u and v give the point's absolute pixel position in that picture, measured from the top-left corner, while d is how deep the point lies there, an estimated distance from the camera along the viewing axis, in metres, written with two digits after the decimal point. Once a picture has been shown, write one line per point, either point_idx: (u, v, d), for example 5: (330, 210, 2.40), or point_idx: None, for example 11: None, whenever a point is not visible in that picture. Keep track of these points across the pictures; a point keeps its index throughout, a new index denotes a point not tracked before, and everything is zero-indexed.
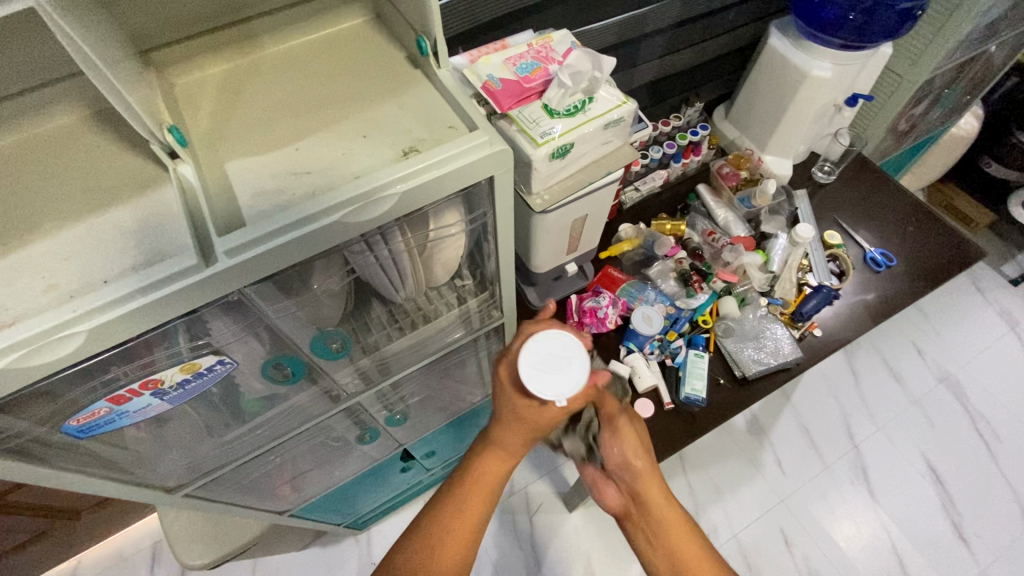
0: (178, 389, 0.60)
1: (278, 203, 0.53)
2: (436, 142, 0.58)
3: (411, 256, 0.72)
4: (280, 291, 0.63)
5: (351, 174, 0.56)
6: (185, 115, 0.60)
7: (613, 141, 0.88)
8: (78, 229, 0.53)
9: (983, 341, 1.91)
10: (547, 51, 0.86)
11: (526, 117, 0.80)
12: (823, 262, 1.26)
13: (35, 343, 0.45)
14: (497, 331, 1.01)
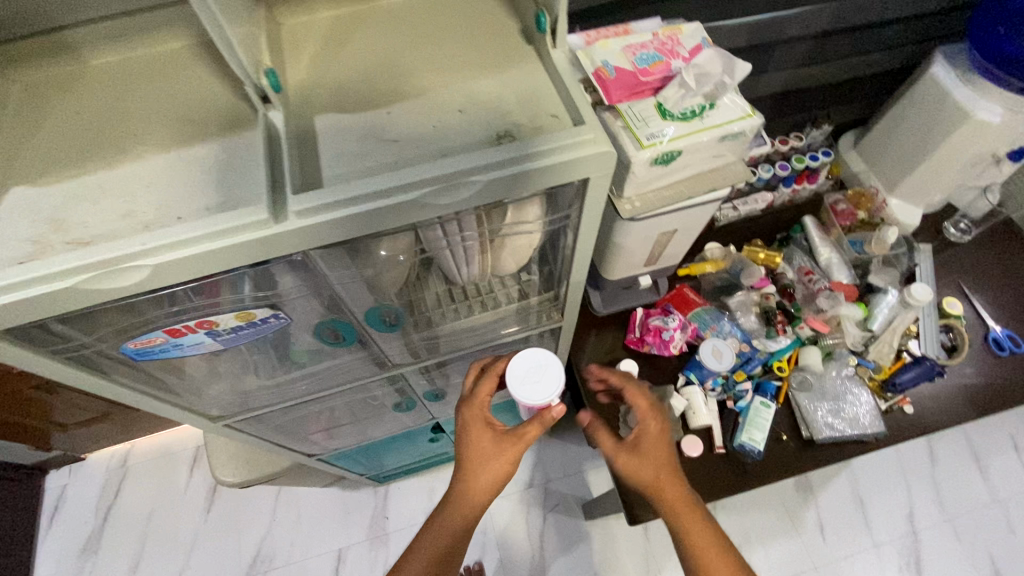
0: (232, 333, 0.60)
1: (359, 169, 0.50)
2: (535, 131, 0.52)
3: (482, 245, 0.68)
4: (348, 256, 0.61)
5: (438, 151, 0.52)
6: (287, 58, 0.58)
7: (725, 157, 0.78)
8: (165, 158, 0.52)
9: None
10: (673, 43, 0.77)
11: (635, 114, 0.73)
12: (934, 331, 1.10)
13: (106, 268, 0.46)
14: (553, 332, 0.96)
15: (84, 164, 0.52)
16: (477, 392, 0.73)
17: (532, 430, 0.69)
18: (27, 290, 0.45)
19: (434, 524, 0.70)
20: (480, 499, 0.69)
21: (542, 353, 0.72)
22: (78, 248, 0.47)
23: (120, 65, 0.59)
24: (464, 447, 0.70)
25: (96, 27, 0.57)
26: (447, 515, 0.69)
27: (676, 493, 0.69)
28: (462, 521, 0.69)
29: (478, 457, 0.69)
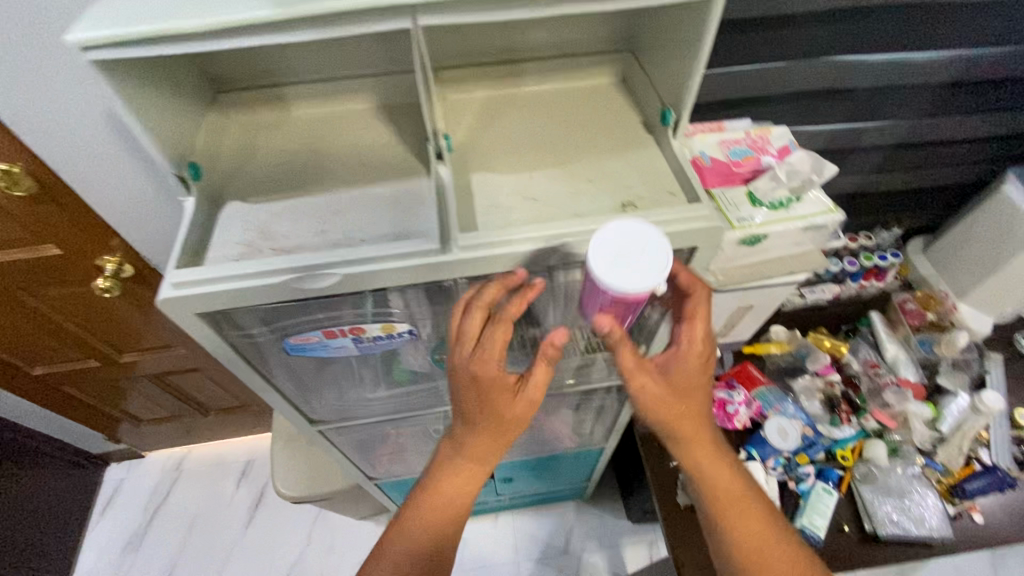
0: (371, 342, 0.68)
1: (506, 219, 0.61)
2: (655, 204, 0.62)
3: (579, 297, 0.76)
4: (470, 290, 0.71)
5: (571, 211, 0.62)
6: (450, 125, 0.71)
7: (806, 245, 0.86)
8: (350, 193, 0.65)
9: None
10: (763, 142, 0.88)
11: (728, 199, 0.82)
12: (1005, 442, 1.09)
13: (304, 272, 0.56)
14: (623, 389, 1.01)
15: (286, 189, 0.65)
16: (484, 347, 0.57)
17: (539, 374, 0.59)
18: (237, 282, 0.55)
19: (444, 467, 0.67)
20: (493, 452, 0.65)
21: (627, 224, 0.53)
22: (282, 254, 0.59)
23: (315, 116, 0.74)
24: (474, 405, 0.61)
25: (307, 87, 0.72)
26: (460, 466, 0.66)
27: (701, 441, 0.64)
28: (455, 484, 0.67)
29: (487, 413, 0.61)
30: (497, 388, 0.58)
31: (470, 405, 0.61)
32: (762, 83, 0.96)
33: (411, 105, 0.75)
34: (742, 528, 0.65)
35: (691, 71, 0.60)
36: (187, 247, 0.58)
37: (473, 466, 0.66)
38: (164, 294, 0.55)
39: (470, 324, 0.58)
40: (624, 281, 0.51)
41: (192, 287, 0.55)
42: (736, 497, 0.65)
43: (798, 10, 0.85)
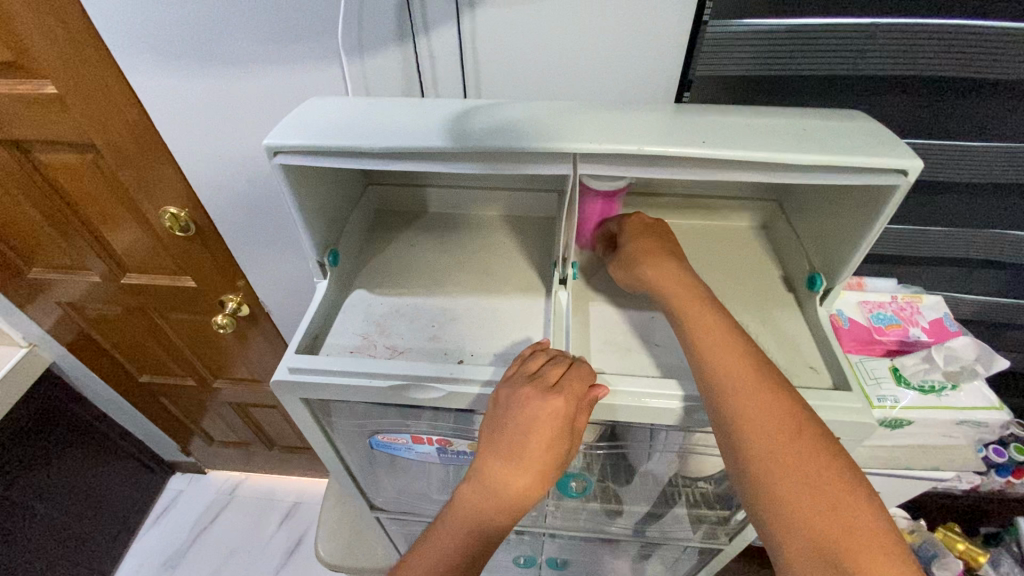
0: (455, 454, 0.66)
1: (624, 364, 0.58)
2: (793, 378, 0.56)
3: (675, 456, 0.71)
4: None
5: None
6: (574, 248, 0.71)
7: (956, 438, 0.74)
8: (469, 301, 0.65)
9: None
10: (913, 311, 0.77)
11: (866, 370, 0.73)
12: None
13: (413, 381, 0.55)
14: (708, 550, 0.90)
15: (410, 287, 0.67)
16: (541, 381, 0.52)
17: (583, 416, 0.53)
18: (347, 377, 0.56)
19: (465, 498, 0.55)
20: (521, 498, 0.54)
21: None
22: (395, 355, 0.59)
23: (448, 218, 0.77)
24: (517, 431, 0.52)
25: (446, 190, 0.76)
26: (483, 500, 0.54)
27: (786, 452, 0.47)
28: (479, 533, 0.54)
29: (537, 434, 0.51)
30: (548, 418, 0.51)
31: (524, 445, 0.52)
32: (910, 246, 0.88)
33: (539, 222, 0.77)
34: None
35: (855, 245, 0.55)
36: (310, 332, 0.60)
37: (494, 508, 0.54)
38: (280, 376, 0.56)
39: (534, 362, 0.54)
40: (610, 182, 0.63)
41: (306, 374, 0.56)
42: (800, 456, 0.46)
43: (966, 181, 0.78)
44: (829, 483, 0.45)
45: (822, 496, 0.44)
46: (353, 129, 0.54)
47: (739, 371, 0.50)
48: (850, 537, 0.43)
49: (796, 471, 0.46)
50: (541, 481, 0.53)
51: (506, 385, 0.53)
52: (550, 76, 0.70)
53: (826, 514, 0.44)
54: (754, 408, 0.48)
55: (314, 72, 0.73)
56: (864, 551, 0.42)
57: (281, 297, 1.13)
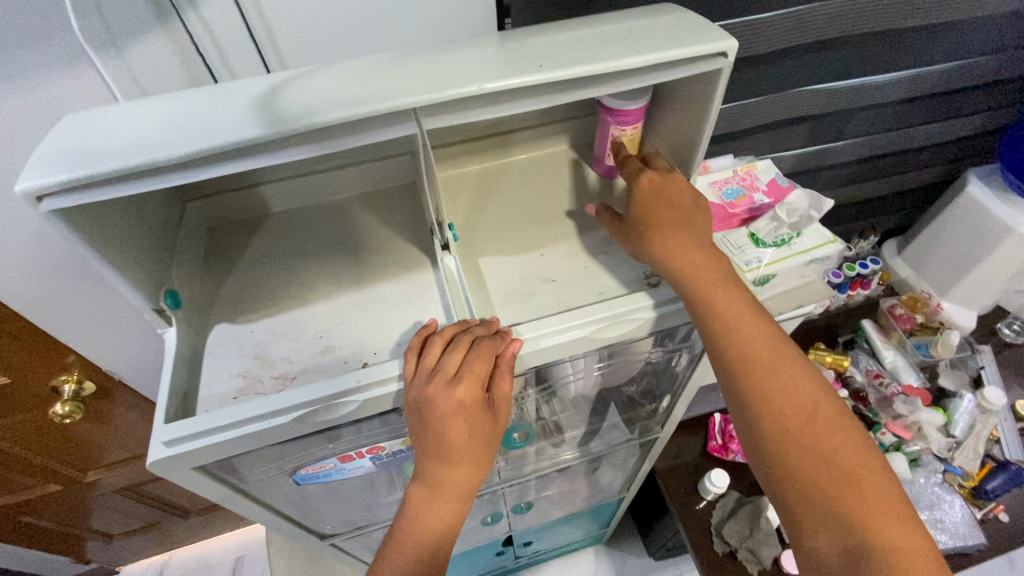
0: (391, 456, 0.62)
1: (530, 308, 0.57)
2: None
3: (598, 375, 0.74)
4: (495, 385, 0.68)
5: (595, 291, 0.59)
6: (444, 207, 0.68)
7: (810, 275, 0.86)
8: (350, 298, 0.59)
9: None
10: (751, 179, 0.86)
11: (730, 242, 0.81)
12: (1015, 437, 1.10)
13: (319, 405, 0.50)
14: (646, 443, 0.97)
15: (278, 301, 0.60)
16: (446, 371, 0.48)
17: (504, 385, 0.51)
18: (241, 427, 0.49)
19: (413, 501, 0.53)
20: (467, 480, 0.53)
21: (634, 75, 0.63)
22: (288, 382, 0.52)
23: (298, 212, 0.69)
24: (438, 430, 0.49)
25: (285, 182, 0.66)
26: (432, 498, 0.52)
27: (780, 388, 0.52)
28: (433, 527, 0.53)
29: (460, 434, 0.50)
30: (458, 411, 0.49)
31: (446, 440, 0.50)
32: (736, 121, 0.96)
33: (400, 189, 0.71)
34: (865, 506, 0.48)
35: (698, 132, 0.59)
36: (176, 392, 0.51)
37: (445, 501, 0.52)
38: (157, 454, 0.47)
39: (432, 354, 0.50)
40: (606, 102, 0.61)
41: (189, 441, 0.48)
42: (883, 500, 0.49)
43: (766, 50, 0.86)
44: (835, 432, 0.51)
45: (814, 429, 0.51)
46: (136, 141, 0.43)
47: (733, 308, 0.54)
48: (832, 461, 0.50)
49: (790, 396, 0.52)
50: (476, 460, 0.52)
51: (415, 388, 0.49)
52: (360, 26, 0.63)
53: (818, 438, 0.51)
54: (789, 404, 0.52)
55: (59, 81, 0.58)
56: (846, 475, 0.49)
57: (129, 356, 0.95)
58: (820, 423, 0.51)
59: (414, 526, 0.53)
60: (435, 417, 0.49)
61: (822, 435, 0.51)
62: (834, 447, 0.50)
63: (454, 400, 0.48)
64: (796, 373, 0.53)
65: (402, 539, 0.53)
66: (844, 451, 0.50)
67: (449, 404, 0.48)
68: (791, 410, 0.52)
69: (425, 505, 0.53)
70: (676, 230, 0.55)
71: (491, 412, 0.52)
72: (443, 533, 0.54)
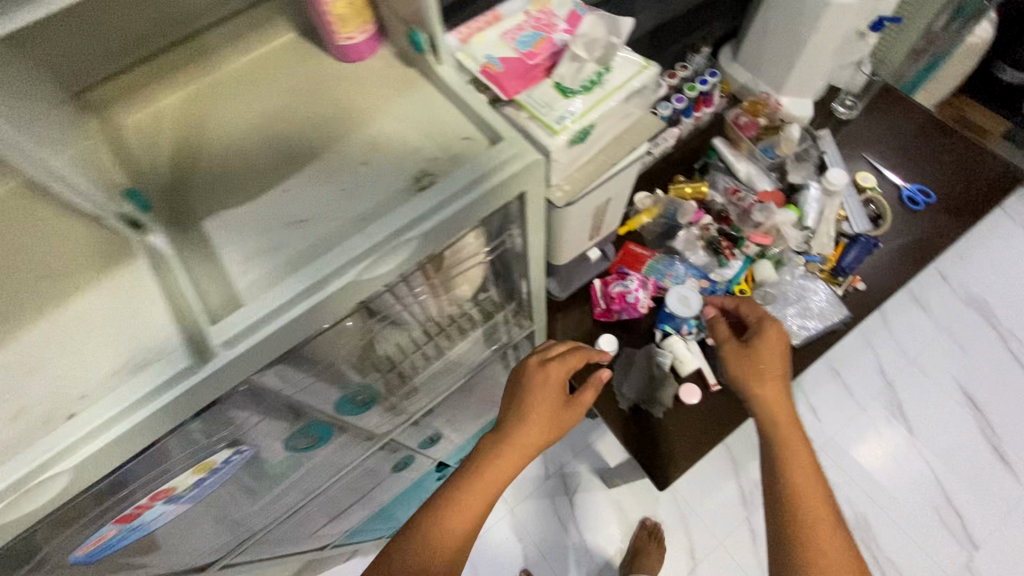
0: (192, 489, 0.59)
1: (278, 267, 0.44)
2: (453, 159, 0.47)
3: (433, 295, 0.68)
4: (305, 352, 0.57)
5: (357, 214, 0.46)
6: (138, 166, 0.50)
7: (635, 113, 0.78)
8: (38, 332, 0.43)
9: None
10: (548, 17, 0.75)
11: (536, 100, 0.69)
12: (859, 209, 1.15)
13: (12, 497, 0.39)
14: (529, 337, 0.91)
15: None
16: (553, 375, 0.78)
17: (587, 394, 0.79)
18: None
19: (484, 453, 0.72)
20: (524, 449, 0.73)
21: None
22: None
23: None
24: (529, 403, 0.76)
25: None
26: (495, 456, 0.71)
27: (783, 418, 0.74)
28: (497, 476, 0.71)
29: (549, 421, 0.75)
30: (544, 400, 0.76)
31: (528, 409, 0.75)
32: None
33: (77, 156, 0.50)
34: (813, 521, 0.66)
35: None
36: None
37: (501, 458, 0.71)
38: None
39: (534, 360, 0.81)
40: None
41: None
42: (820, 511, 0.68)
43: None
44: (812, 482, 0.69)
45: (790, 462, 0.70)
46: None
47: (739, 346, 0.81)
48: (799, 488, 0.68)
49: (790, 439, 0.73)
50: (538, 431, 0.74)
51: (534, 383, 0.77)
52: None
53: (795, 462, 0.70)
54: (784, 428, 0.73)
55: None
56: (811, 506, 0.67)
57: None
58: (802, 462, 0.70)
59: (477, 477, 0.70)
60: (536, 395, 0.76)
61: (797, 467, 0.70)
62: (801, 473, 0.69)
63: (553, 392, 0.77)
64: (787, 412, 0.75)
65: (461, 492, 0.68)
66: (809, 487, 0.69)
67: (543, 395, 0.76)
68: (778, 424, 0.74)
69: (489, 460, 0.71)
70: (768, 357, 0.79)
71: (570, 404, 0.78)
72: (493, 493, 0.70)
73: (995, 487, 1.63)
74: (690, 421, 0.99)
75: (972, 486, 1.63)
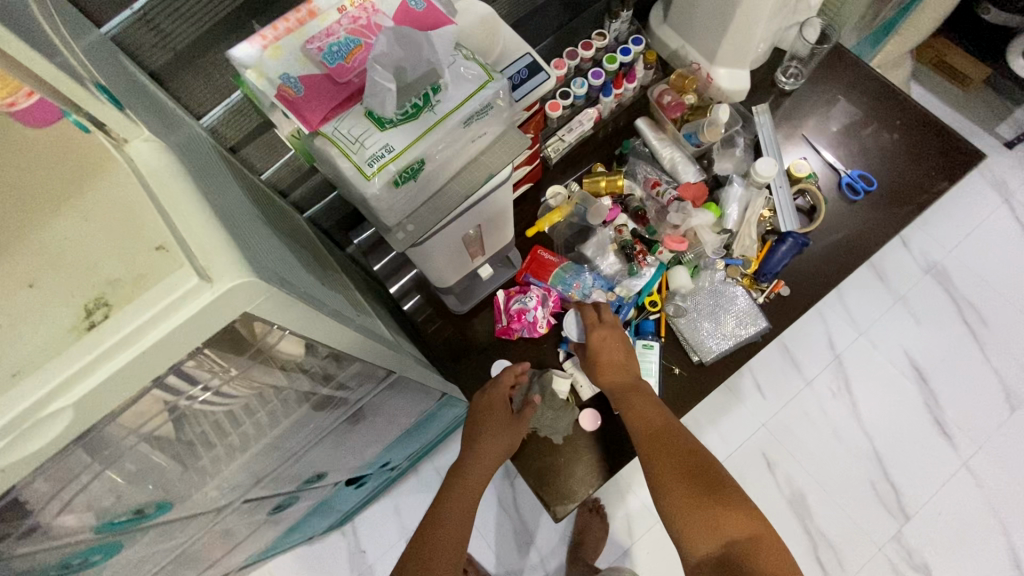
0: None
1: None
2: (137, 285, 0.35)
3: (239, 378, 0.59)
4: (47, 475, 0.49)
5: (6, 370, 0.35)
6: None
7: (488, 133, 0.64)
8: None
9: (991, 206, 1.78)
10: (367, 16, 0.59)
11: (344, 134, 0.56)
12: (789, 202, 1.03)
13: None
14: (397, 379, 0.83)
15: None
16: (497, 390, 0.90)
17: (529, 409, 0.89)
18: None
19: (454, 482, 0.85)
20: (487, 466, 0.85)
21: None
22: None
23: None
24: (478, 423, 0.88)
25: None
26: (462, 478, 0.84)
27: (637, 402, 0.84)
28: (466, 496, 0.82)
29: (498, 432, 0.87)
30: (490, 414, 0.88)
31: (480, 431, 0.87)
32: None
33: None
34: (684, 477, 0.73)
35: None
36: None
37: (468, 481, 0.84)
38: None
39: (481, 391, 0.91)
40: None
41: None
42: (687, 455, 0.76)
43: None
44: (675, 446, 0.77)
45: (652, 436, 0.79)
46: None
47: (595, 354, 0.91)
48: (664, 453, 0.76)
49: (648, 418, 0.81)
50: (496, 450, 0.86)
51: (480, 398, 0.90)
52: None
53: (656, 436, 0.79)
54: (640, 410, 0.83)
55: None
56: (676, 465, 0.75)
57: None
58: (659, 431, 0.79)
59: (450, 501, 0.82)
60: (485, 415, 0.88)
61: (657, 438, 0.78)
62: (663, 440, 0.78)
63: (500, 410, 0.88)
64: (644, 395, 0.85)
65: (438, 518, 0.80)
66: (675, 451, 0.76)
67: (492, 413, 0.88)
68: (634, 410, 0.83)
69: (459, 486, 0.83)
70: (614, 367, 0.89)
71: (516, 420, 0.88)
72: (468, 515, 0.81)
73: (938, 462, 1.59)
74: (588, 448, 0.94)
75: (912, 463, 1.60)
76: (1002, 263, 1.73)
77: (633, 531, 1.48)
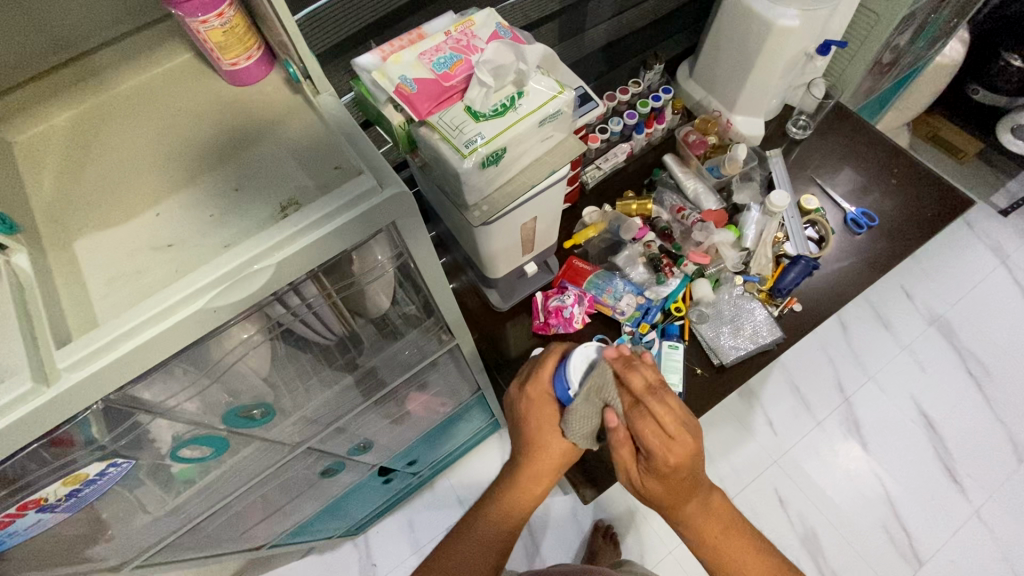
0: (69, 498, 0.60)
1: (136, 291, 0.45)
2: (321, 190, 0.48)
3: (335, 309, 0.68)
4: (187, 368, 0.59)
5: (219, 243, 0.47)
6: (10, 185, 0.49)
7: (554, 136, 0.79)
8: None
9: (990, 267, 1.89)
10: (468, 38, 0.74)
11: (447, 123, 0.70)
12: (800, 230, 1.17)
13: None
14: (451, 351, 0.92)
15: None
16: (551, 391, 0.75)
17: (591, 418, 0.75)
18: None
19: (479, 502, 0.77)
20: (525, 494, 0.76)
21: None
22: None
23: None
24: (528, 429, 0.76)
25: None
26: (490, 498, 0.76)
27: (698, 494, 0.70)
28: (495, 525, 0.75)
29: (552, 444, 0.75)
30: (545, 424, 0.75)
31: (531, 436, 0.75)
32: None
33: None
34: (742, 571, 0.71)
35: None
36: None
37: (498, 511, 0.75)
38: None
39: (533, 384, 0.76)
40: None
41: None
42: (738, 536, 0.72)
43: None
44: (734, 540, 0.72)
45: (717, 531, 0.72)
46: None
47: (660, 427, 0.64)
48: (726, 556, 0.71)
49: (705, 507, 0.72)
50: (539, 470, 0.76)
51: (526, 393, 0.76)
52: None
53: (719, 537, 0.72)
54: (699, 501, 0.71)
55: None
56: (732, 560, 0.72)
57: None
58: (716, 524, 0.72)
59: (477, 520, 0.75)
60: (537, 422, 0.75)
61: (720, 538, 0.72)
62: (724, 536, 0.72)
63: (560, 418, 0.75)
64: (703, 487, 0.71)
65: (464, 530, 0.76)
66: (734, 546, 0.72)
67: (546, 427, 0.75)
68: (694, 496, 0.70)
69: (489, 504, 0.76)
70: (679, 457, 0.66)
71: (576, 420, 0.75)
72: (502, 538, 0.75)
73: (950, 510, 1.60)
74: None
75: (924, 509, 1.60)
76: (1003, 320, 1.81)
77: (646, 558, 1.43)
